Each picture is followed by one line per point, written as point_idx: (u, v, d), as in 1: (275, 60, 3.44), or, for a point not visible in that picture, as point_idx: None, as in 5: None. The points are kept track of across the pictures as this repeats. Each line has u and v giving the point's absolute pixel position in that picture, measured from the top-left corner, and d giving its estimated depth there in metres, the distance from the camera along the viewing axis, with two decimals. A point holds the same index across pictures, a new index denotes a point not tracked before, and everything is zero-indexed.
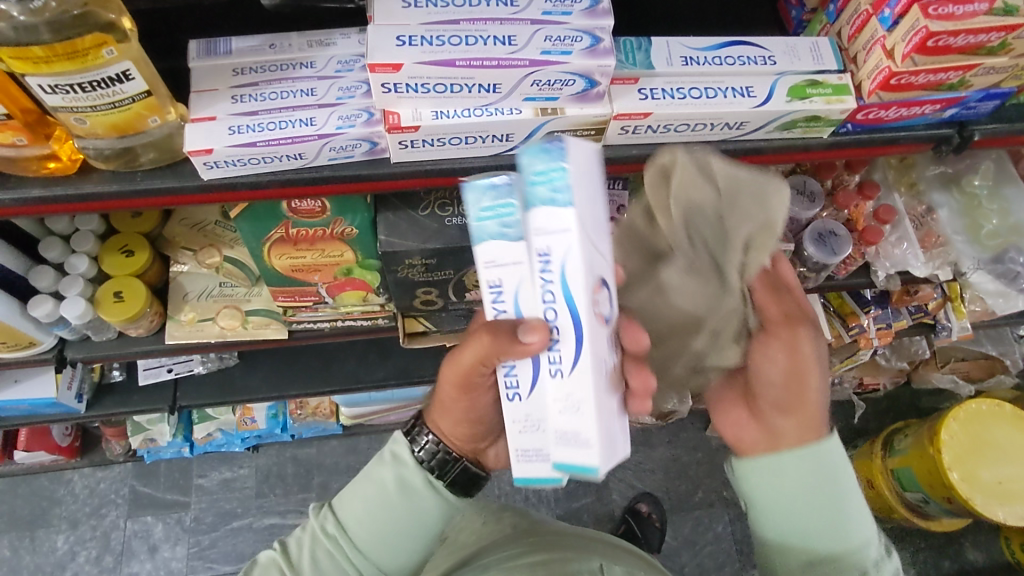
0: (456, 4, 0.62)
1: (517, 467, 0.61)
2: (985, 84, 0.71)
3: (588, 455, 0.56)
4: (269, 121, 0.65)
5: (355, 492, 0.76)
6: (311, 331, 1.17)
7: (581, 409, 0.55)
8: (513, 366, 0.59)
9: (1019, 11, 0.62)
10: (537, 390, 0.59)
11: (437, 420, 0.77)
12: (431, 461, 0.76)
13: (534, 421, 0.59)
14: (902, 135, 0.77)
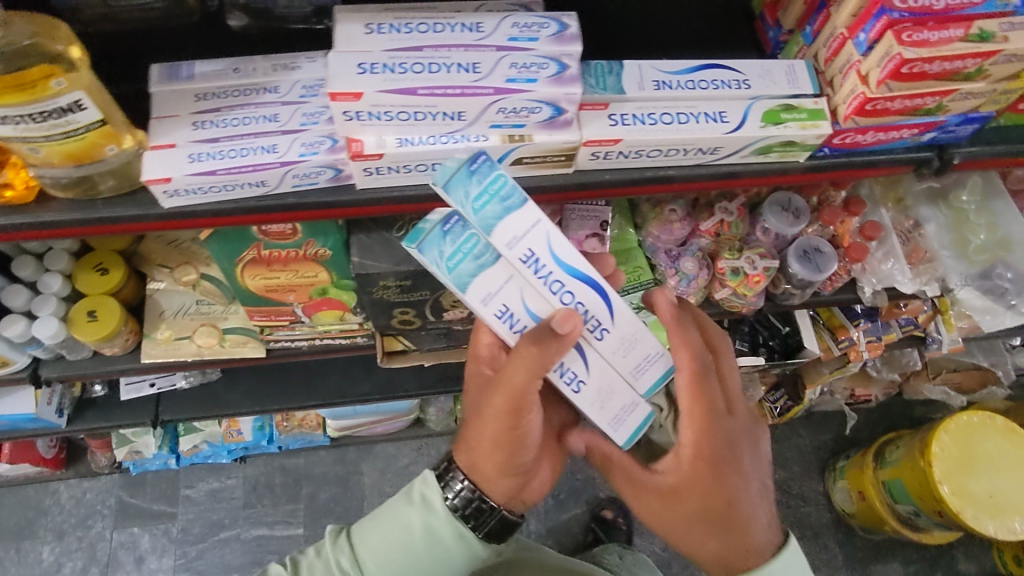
0: (420, 30, 0.61)
1: (618, 433, 0.75)
2: (963, 108, 0.69)
3: (666, 362, 0.74)
4: (230, 148, 0.64)
5: (381, 527, 0.77)
6: (289, 349, 1.16)
7: (639, 338, 0.72)
8: (566, 363, 0.72)
9: (994, 38, 0.61)
10: (591, 363, 0.73)
11: (471, 461, 0.75)
12: (462, 508, 0.75)
13: (608, 387, 0.73)
14: (881, 158, 0.75)
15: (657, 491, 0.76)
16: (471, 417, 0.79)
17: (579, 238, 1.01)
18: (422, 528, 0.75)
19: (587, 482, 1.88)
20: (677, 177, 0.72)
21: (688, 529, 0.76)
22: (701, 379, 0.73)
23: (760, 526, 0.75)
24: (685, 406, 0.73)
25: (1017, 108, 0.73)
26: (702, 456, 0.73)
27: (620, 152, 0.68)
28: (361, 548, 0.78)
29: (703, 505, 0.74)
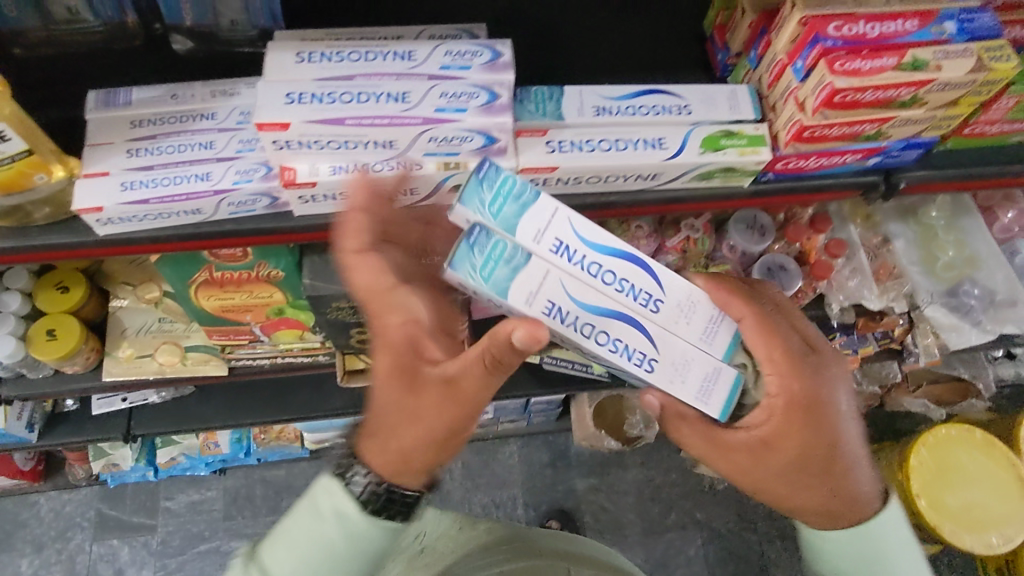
0: (351, 59, 0.61)
1: (711, 406, 0.70)
2: (904, 134, 0.69)
3: (727, 324, 0.70)
4: (164, 177, 0.63)
5: (284, 542, 0.66)
6: (251, 367, 1.15)
7: (695, 304, 0.69)
8: (628, 345, 0.67)
9: (928, 66, 0.60)
10: (660, 339, 0.68)
11: (399, 458, 0.65)
12: (376, 502, 0.65)
13: (681, 359, 0.68)
14: (828, 183, 0.75)
15: (752, 452, 0.72)
16: (393, 409, 0.65)
17: None
18: (331, 530, 0.65)
19: (567, 493, 1.95)
20: (620, 202, 0.72)
21: (786, 482, 0.74)
22: (770, 329, 0.70)
23: (853, 470, 0.75)
24: (763, 354, 0.71)
25: (963, 132, 0.72)
26: (797, 400, 0.72)
27: (559, 178, 0.67)
28: (262, 571, 0.66)
29: (801, 450, 0.72)
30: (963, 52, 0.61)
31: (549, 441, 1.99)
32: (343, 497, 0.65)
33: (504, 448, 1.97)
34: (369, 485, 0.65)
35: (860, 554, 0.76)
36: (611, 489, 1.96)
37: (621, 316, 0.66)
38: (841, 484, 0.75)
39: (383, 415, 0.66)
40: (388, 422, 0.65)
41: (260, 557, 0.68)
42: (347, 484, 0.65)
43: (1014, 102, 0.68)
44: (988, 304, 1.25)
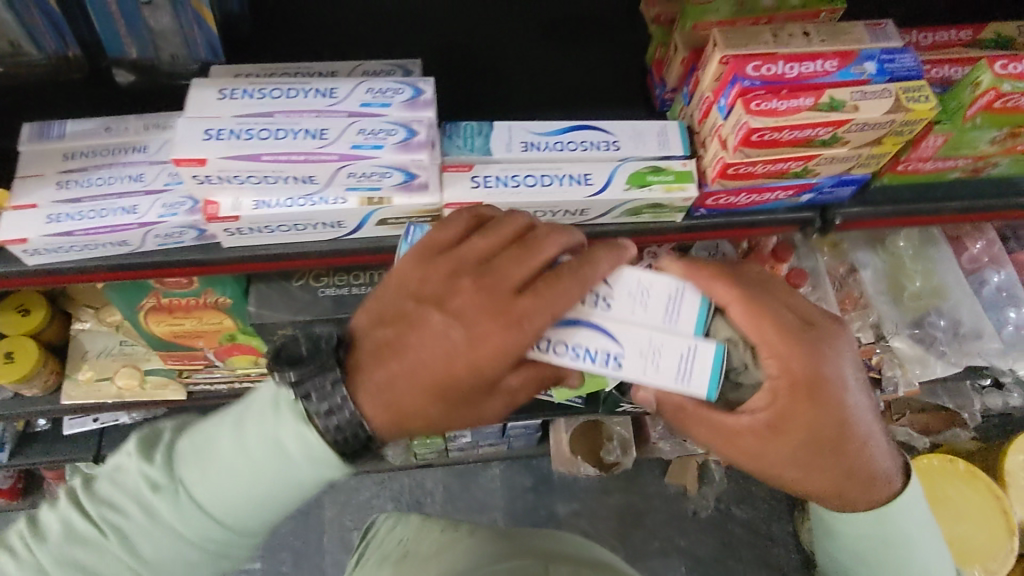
0: (273, 96, 0.62)
1: (695, 386, 0.58)
2: (833, 172, 0.70)
3: (691, 297, 0.60)
4: (91, 209, 0.64)
5: (224, 450, 0.57)
6: (210, 392, 1.16)
7: (647, 286, 0.59)
8: (589, 350, 0.58)
9: (845, 106, 0.61)
10: (617, 332, 0.58)
11: (405, 411, 0.56)
12: (344, 444, 0.55)
13: (651, 348, 0.58)
14: (762, 219, 0.75)
15: (768, 447, 0.61)
16: (448, 363, 0.55)
17: None
18: (278, 458, 0.56)
19: (548, 518, 1.92)
20: None
21: (804, 469, 0.64)
22: (763, 308, 0.59)
23: (868, 446, 0.65)
24: (760, 335, 0.59)
25: (897, 169, 0.72)
26: (799, 379, 0.60)
27: None
28: (198, 463, 0.58)
29: (813, 433, 0.61)
30: (882, 93, 0.61)
31: (530, 465, 1.99)
32: (304, 429, 0.55)
33: (485, 471, 1.97)
34: (342, 427, 0.54)
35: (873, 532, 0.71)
36: (593, 515, 1.93)
37: (564, 320, 0.58)
38: (863, 462, 0.65)
39: (438, 363, 0.55)
40: (433, 375, 0.55)
41: (198, 450, 0.59)
42: (313, 416, 0.54)
43: (942, 140, 0.68)
44: (955, 336, 1.24)
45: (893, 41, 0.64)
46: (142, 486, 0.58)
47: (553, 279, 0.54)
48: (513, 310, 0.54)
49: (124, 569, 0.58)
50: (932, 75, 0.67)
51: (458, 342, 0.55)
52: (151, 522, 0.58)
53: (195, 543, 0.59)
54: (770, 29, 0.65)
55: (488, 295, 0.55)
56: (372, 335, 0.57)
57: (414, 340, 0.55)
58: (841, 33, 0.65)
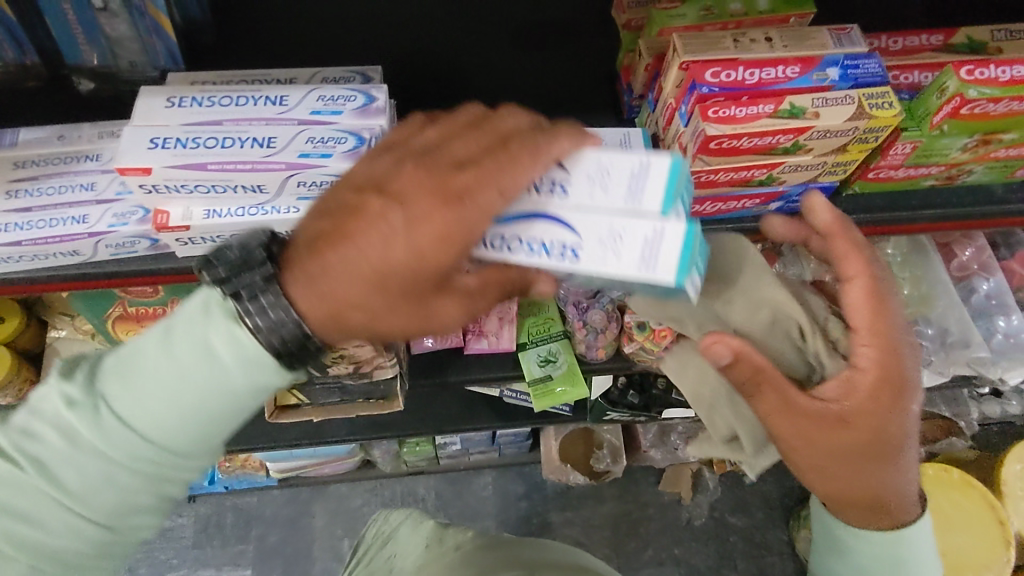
0: (223, 104, 0.61)
1: (660, 273, 0.54)
2: (800, 180, 0.68)
3: (660, 163, 0.53)
4: (40, 218, 0.63)
5: (151, 360, 0.57)
6: None
7: (607, 166, 0.54)
8: (546, 242, 0.56)
9: (805, 113, 0.59)
10: (573, 221, 0.55)
11: (350, 301, 0.55)
12: (277, 344, 0.56)
13: (613, 233, 0.54)
14: (729, 227, 0.75)
15: (829, 425, 0.68)
16: (390, 249, 0.53)
17: None
18: (209, 359, 0.56)
19: (541, 527, 1.90)
20: None
21: (846, 463, 0.71)
22: (880, 297, 0.68)
23: (904, 466, 0.73)
24: (868, 320, 0.68)
25: (867, 176, 0.71)
26: (884, 376, 0.68)
27: None
28: (121, 375, 0.58)
29: (873, 433, 0.69)
30: (845, 99, 0.60)
31: (523, 473, 1.96)
32: (235, 327, 0.56)
33: (478, 479, 1.95)
34: (278, 326, 0.55)
35: (880, 554, 0.77)
36: (587, 523, 1.91)
37: (521, 212, 0.56)
38: (897, 475, 0.73)
39: (382, 249, 0.53)
40: (377, 263, 0.53)
41: (121, 366, 0.58)
42: (243, 314, 0.55)
43: (911, 148, 0.65)
44: (944, 343, 1.20)
45: (858, 46, 0.63)
46: (63, 408, 0.57)
47: (503, 151, 0.52)
48: (455, 187, 0.52)
49: (51, 500, 0.57)
50: (900, 80, 0.66)
51: (403, 225, 0.52)
52: (74, 446, 0.57)
53: (125, 463, 0.58)
54: (731, 35, 0.64)
55: (434, 174, 0.53)
56: (319, 225, 0.55)
57: (357, 227, 0.53)
58: (805, 39, 0.64)
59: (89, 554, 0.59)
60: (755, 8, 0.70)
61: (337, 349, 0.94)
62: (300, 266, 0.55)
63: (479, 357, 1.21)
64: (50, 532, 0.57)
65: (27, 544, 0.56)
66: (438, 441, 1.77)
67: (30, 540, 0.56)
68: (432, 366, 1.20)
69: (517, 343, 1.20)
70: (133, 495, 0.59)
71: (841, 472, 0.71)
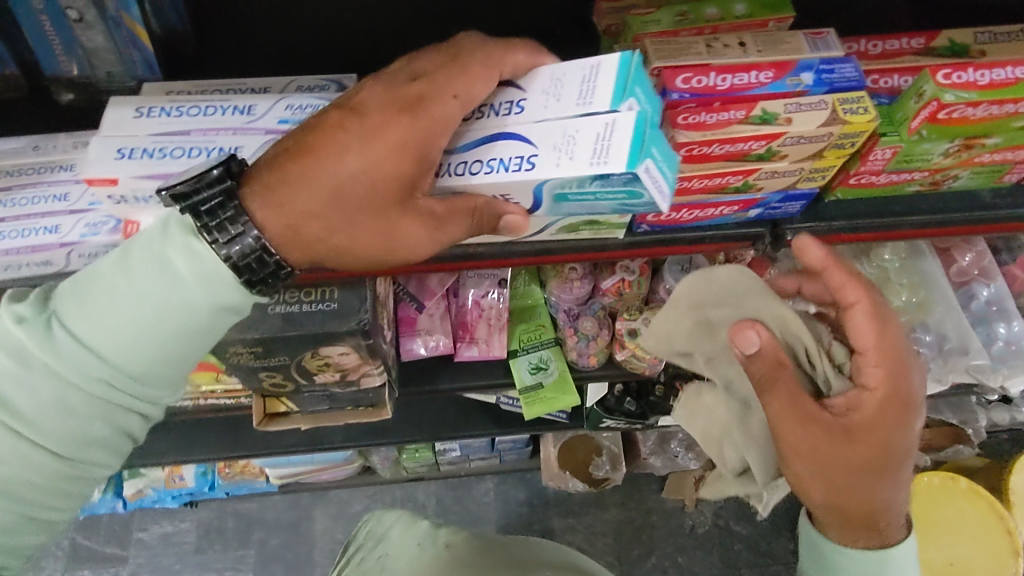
0: (190, 114, 0.61)
1: (613, 161, 0.53)
2: (779, 187, 0.67)
3: (607, 64, 0.57)
4: (12, 228, 0.63)
5: (108, 280, 0.58)
6: (175, 408, 1.15)
7: (560, 79, 0.58)
8: (504, 155, 0.57)
9: (776, 119, 0.58)
10: (528, 134, 0.57)
11: (307, 211, 0.57)
12: (233, 260, 0.57)
13: (566, 134, 0.56)
14: (709, 235, 0.74)
15: (837, 435, 0.70)
16: (353, 158, 0.56)
17: (478, 295, 1.16)
18: (158, 276, 0.57)
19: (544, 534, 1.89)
20: (489, 253, 0.75)
21: (846, 474, 0.72)
22: (885, 324, 0.69)
23: (899, 487, 0.74)
24: (873, 345, 0.69)
25: (849, 182, 0.69)
26: (894, 395, 0.69)
27: None
28: (83, 295, 0.59)
29: (877, 447, 0.70)
30: (818, 104, 0.59)
31: (525, 479, 1.95)
32: (187, 244, 0.57)
33: (479, 485, 1.94)
34: (243, 249, 0.56)
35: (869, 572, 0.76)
36: (589, 530, 1.90)
37: (483, 135, 0.59)
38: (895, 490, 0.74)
39: (342, 154, 0.56)
40: (344, 173, 0.56)
41: (74, 287, 0.60)
42: (202, 228, 0.56)
43: (891, 154, 0.64)
44: (941, 351, 1.18)
45: (834, 50, 0.62)
46: (15, 329, 0.59)
47: (454, 64, 0.57)
48: (411, 96, 0.57)
49: (6, 420, 0.59)
50: (879, 84, 0.65)
51: (361, 132, 0.56)
52: (26, 365, 0.59)
53: (78, 381, 0.60)
54: (704, 40, 0.63)
55: (394, 91, 0.57)
56: (286, 141, 0.59)
57: (322, 137, 0.57)
58: (781, 43, 0.63)
59: (48, 473, 0.62)
60: (731, 13, 0.70)
61: (321, 355, 0.92)
62: (260, 178, 0.57)
63: (471, 366, 1.19)
64: (7, 451, 0.60)
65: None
66: (437, 448, 1.76)
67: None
68: (424, 373, 1.18)
69: (508, 350, 1.19)
70: (88, 414, 0.61)
71: (838, 482, 0.72)
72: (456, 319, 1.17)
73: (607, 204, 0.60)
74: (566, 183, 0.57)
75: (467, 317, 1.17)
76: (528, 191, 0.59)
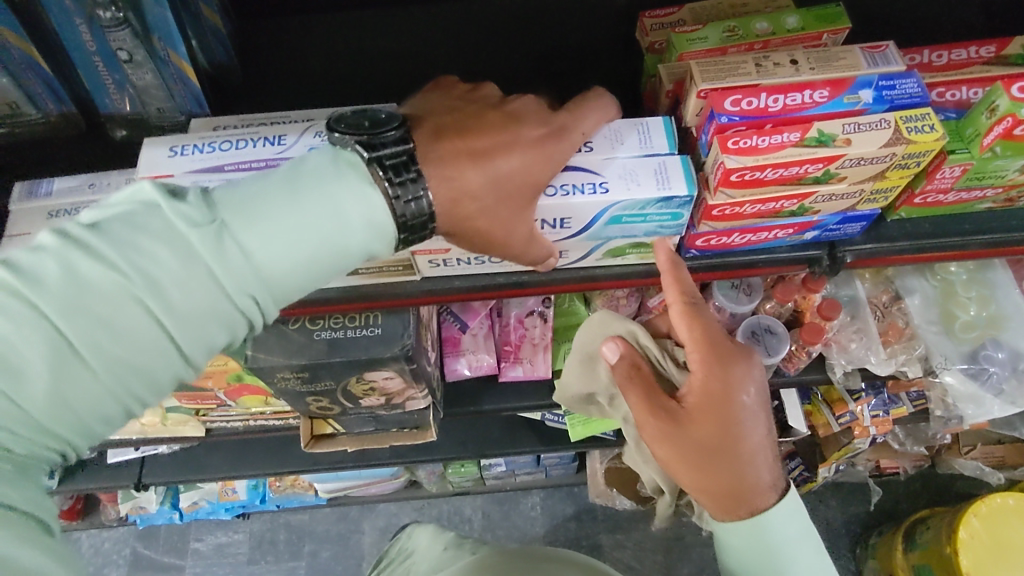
0: (221, 149, 0.63)
1: (676, 186, 0.60)
2: (837, 208, 0.63)
3: (657, 122, 0.65)
4: None
5: (276, 202, 0.52)
6: (228, 428, 1.17)
7: (619, 127, 0.64)
8: (577, 184, 0.61)
9: (834, 140, 0.55)
10: (595, 167, 0.62)
11: (471, 190, 0.56)
12: (404, 219, 0.54)
13: (631, 169, 0.61)
14: (761, 259, 0.70)
15: (673, 423, 0.68)
16: (522, 150, 0.57)
17: (521, 314, 1.15)
18: (334, 216, 0.52)
19: (591, 550, 1.86)
20: (532, 281, 0.74)
21: (690, 466, 0.69)
22: (694, 315, 0.67)
23: (757, 473, 0.69)
24: (688, 339, 0.67)
25: (914, 202, 0.65)
26: (708, 387, 0.67)
27: (458, 259, 0.71)
28: (250, 208, 0.51)
29: (708, 435, 0.67)
30: (879, 123, 0.56)
31: (572, 494, 1.92)
32: (370, 190, 0.52)
33: (526, 499, 1.92)
34: (419, 210, 0.54)
35: (746, 556, 0.70)
36: (638, 547, 1.85)
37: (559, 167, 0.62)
38: (746, 476, 0.69)
39: (508, 149, 0.57)
40: (515, 157, 0.57)
41: (245, 198, 0.52)
42: (386, 180, 0.53)
43: (961, 171, 0.60)
44: (1015, 370, 1.11)
45: (894, 65, 0.58)
46: (181, 225, 0.50)
47: (582, 99, 0.62)
48: (556, 123, 0.60)
49: (145, 324, 0.49)
50: (945, 98, 0.61)
51: (522, 137, 0.58)
52: (188, 265, 0.50)
53: (233, 298, 0.52)
54: (753, 59, 0.60)
55: (537, 112, 0.60)
56: (440, 120, 0.58)
57: (482, 127, 0.57)
58: (835, 59, 0.59)
59: (157, 386, 0.52)
60: (783, 26, 0.67)
61: (366, 380, 0.91)
62: (429, 150, 0.56)
63: (517, 386, 1.18)
64: (137, 354, 0.49)
65: (109, 358, 0.48)
66: (483, 463, 1.74)
67: (115, 357, 0.48)
68: (469, 393, 1.17)
69: (553, 371, 1.17)
70: (220, 335, 0.53)
71: (686, 474, 0.70)
72: (499, 338, 1.16)
73: (642, 230, 0.64)
74: (629, 208, 0.61)
75: (511, 336, 1.16)
76: (587, 215, 0.61)
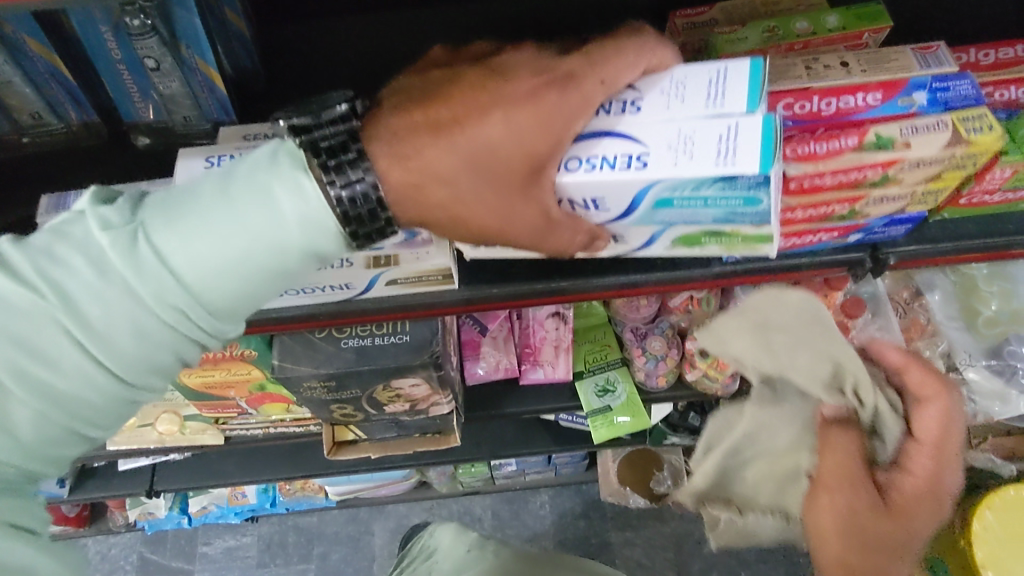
0: None
1: (740, 162, 0.52)
2: (885, 212, 0.62)
3: (738, 70, 0.56)
4: None
5: (201, 202, 0.50)
6: (246, 436, 1.16)
7: (686, 82, 0.56)
8: (602, 154, 0.54)
9: (893, 144, 0.54)
10: (641, 133, 0.54)
11: (439, 172, 0.51)
12: (343, 208, 0.49)
13: (685, 135, 0.54)
14: (805, 263, 0.70)
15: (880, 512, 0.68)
16: (495, 116, 0.50)
17: (541, 315, 1.14)
18: (266, 213, 0.49)
19: (602, 548, 1.85)
20: (572, 287, 0.73)
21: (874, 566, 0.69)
22: (946, 427, 0.69)
23: None
24: (933, 439, 0.69)
25: (959, 202, 0.65)
26: (931, 491, 0.69)
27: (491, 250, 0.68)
28: (175, 211, 0.50)
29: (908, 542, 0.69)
30: (937, 125, 0.55)
31: (582, 491, 1.91)
32: (302, 178, 0.49)
33: (535, 498, 1.91)
34: (358, 196, 0.49)
35: None
36: (649, 544, 1.85)
37: (592, 130, 0.55)
38: None
39: (486, 111, 0.51)
40: (488, 128, 0.50)
41: (171, 199, 0.51)
42: (319, 164, 0.49)
43: (1010, 173, 0.59)
44: None
45: (947, 64, 0.58)
46: (97, 231, 0.50)
47: (611, 43, 0.54)
48: (562, 70, 0.52)
49: (67, 345, 0.49)
50: (995, 98, 0.60)
51: (508, 92, 0.51)
52: (104, 278, 0.49)
53: (158, 311, 0.50)
54: (804, 61, 0.60)
55: (539, 61, 0.53)
56: (408, 97, 0.54)
57: (453, 92, 0.52)
58: (885, 61, 0.59)
59: (96, 407, 0.52)
60: (823, 26, 0.66)
61: (392, 388, 0.90)
62: (383, 126, 0.52)
63: (538, 388, 1.17)
64: (63, 374, 0.50)
65: (32, 381, 0.49)
66: (494, 463, 1.73)
67: (37, 379, 0.49)
68: (489, 397, 1.16)
69: (573, 372, 1.15)
70: (157, 354, 0.51)
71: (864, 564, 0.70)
72: (519, 340, 1.15)
73: (711, 216, 0.57)
74: (679, 187, 0.54)
75: (532, 338, 1.15)
76: (628, 196, 0.55)
